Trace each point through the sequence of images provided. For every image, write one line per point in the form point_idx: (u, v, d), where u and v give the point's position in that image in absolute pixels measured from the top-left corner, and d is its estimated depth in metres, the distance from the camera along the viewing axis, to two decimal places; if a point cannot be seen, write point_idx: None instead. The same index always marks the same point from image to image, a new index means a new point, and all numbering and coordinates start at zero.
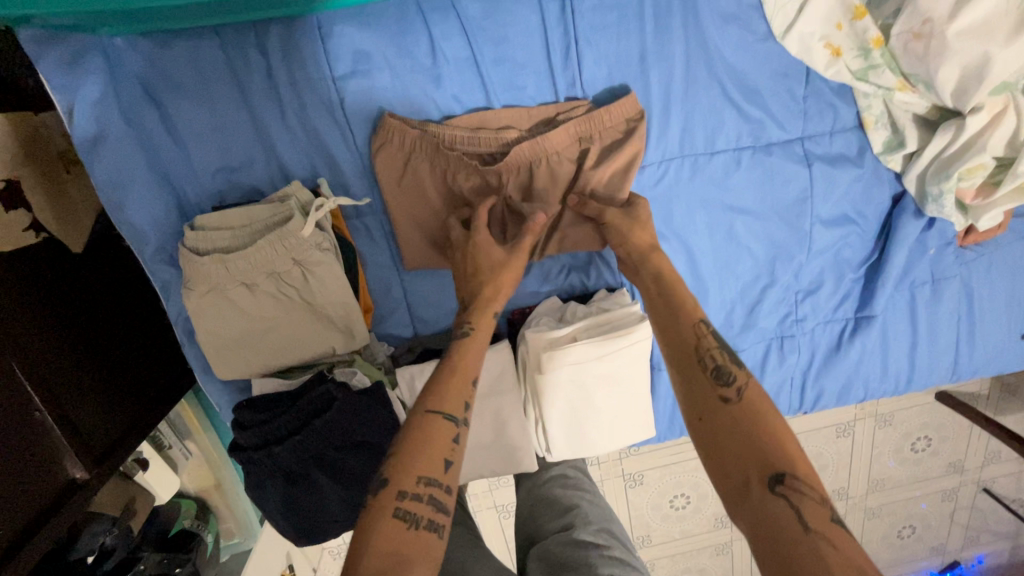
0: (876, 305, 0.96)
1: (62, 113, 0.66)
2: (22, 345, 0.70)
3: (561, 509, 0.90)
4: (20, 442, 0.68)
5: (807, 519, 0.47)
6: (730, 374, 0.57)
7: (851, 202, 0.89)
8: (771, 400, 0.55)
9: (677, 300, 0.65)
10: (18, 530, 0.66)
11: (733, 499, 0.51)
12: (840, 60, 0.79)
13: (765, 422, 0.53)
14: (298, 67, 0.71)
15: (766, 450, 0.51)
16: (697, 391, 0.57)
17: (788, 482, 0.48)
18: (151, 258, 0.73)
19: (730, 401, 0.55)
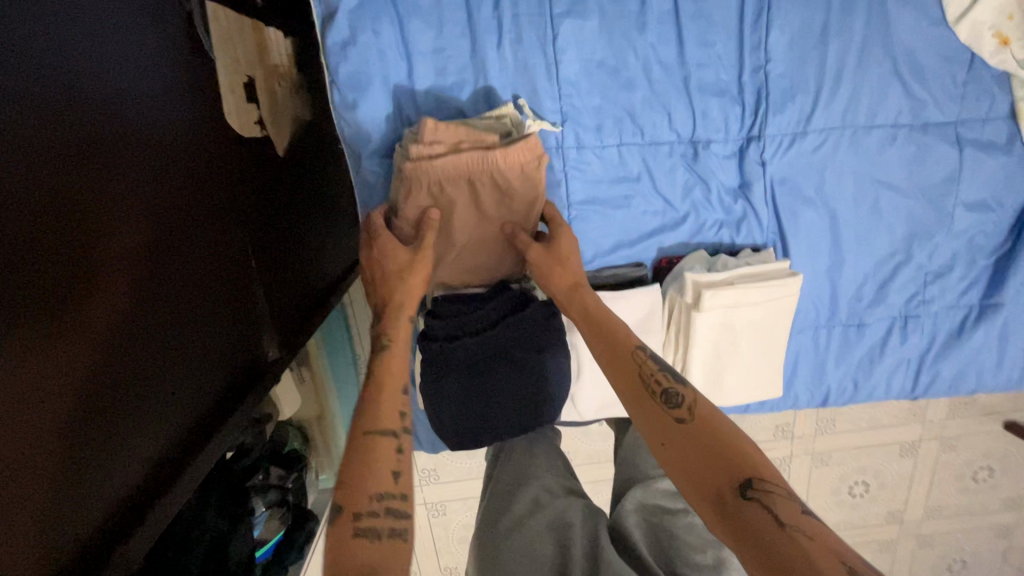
0: (1004, 293, 0.99)
1: (323, 16, 0.74)
2: (241, 226, 0.77)
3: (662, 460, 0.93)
4: (236, 314, 0.75)
5: (782, 515, 0.53)
6: (679, 397, 0.66)
7: (993, 189, 0.94)
8: (721, 414, 0.63)
9: (611, 331, 0.72)
10: (227, 392, 0.74)
11: (714, 508, 0.57)
12: (1006, 49, 0.85)
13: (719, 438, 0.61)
14: (523, 3, 0.79)
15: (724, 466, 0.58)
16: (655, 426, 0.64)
17: (757, 486, 0.55)
18: (366, 159, 0.80)
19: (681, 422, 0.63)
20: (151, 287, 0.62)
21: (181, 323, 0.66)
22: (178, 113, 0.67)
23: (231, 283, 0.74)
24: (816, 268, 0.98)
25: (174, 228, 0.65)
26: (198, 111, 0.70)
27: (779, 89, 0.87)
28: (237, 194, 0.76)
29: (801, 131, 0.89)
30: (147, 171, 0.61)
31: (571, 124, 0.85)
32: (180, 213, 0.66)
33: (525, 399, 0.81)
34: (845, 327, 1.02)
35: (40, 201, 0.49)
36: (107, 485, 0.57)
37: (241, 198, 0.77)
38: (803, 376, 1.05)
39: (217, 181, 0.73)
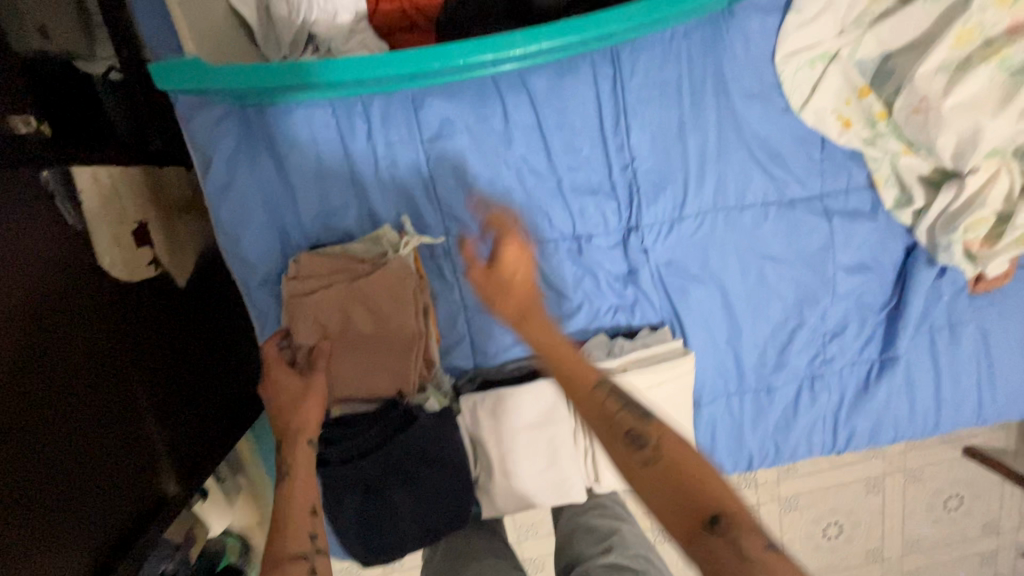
0: (897, 347, 1.03)
1: (201, 165, 0.81)
2: (137, 366, 0.78)
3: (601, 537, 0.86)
4: (130, 459, 0.75)
5: (747, 549, 0.56)
6: (642, 435, 0.66)
7: (869, 252, 0.99)
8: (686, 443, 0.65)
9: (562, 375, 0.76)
10: (121, 541, 0.73)
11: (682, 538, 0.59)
12: (850, 130, 0.92)
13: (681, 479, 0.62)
14: (394, 132, 0.85)
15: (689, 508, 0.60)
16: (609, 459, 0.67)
17: (720, 522, 0.58)
18: (256, 289, 0.85)
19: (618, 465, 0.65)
20: (25, 458, 0.61)
21: (65, 481, 0.66)
22: (58, 272, 0.69)
23: (123, 429, 0.74)
24: (716, 341, 1.01)
25: (58, 385, 0.67)
26: (77, 267, 0.72)
27: (650, 181, 0.92)
28: (128, 337, 0.78)
29: (677, 218, 0.95)
30: (18, 342, 0.62)
31: (456, 233, 0.89)
32: (67, 369, 0.68)
33: (431, 512, 0.81)
34: (755, 392, 1.05)
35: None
36: None
37: (133, 340, 0.79)
38: (724, 443, 1.07)
39: (103, 330, 0.74)
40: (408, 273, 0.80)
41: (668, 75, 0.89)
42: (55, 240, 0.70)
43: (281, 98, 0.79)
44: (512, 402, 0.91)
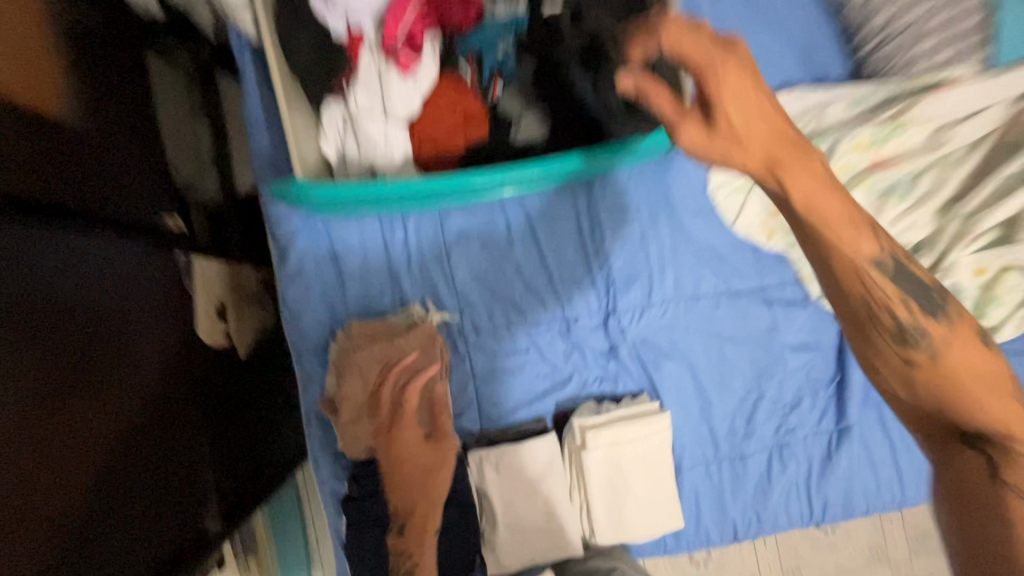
0: (849, 416, 1.18)
1: (279, 260, 1.05)
2: (203, 413, 0.97)
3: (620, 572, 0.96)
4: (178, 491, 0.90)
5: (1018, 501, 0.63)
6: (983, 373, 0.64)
7: (808, 334, 1.20)
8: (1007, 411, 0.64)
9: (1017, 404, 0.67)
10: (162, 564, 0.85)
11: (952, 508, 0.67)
12: (773, 238, 1.19)
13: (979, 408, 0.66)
14: (424, 237, 1.12)
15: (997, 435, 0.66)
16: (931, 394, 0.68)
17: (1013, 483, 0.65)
18: (308, 356, 1.04)
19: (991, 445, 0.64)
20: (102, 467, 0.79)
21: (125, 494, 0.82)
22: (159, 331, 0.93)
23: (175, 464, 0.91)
24: (690, 410, 1.17)
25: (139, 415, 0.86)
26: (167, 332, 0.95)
27: (622, 275, 1.17)
28: (195, 388, 0.97)
29: (646, 305, 1.17)
30: (116, 376, 0.84)
31: (468, 315, 1.12)
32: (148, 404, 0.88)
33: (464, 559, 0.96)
34: (731, 460, 1.18)
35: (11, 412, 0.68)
36: None
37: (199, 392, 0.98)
38: (708, 510, 1.17)
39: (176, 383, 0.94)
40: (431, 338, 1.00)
41: (630, 197, 1.17)
42: (155, 309, 0.94)
43: (340, 212, 1.06)
44: (514, 458, 1.05)
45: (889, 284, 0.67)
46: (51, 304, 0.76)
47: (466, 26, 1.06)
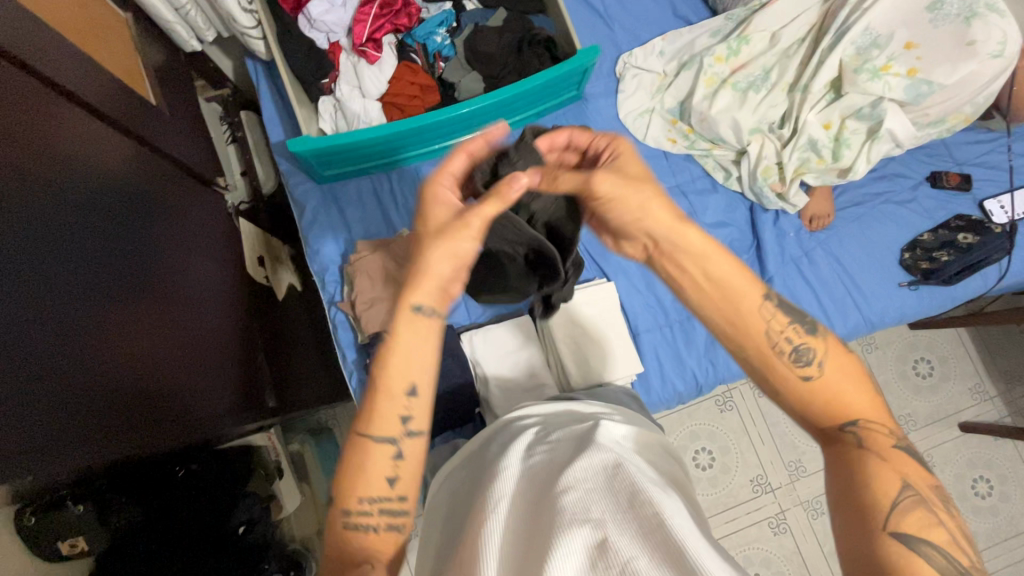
0: (769, 270, 1.43)
1: (298, 213, 1.40)
2: (259, 323, 1.32)
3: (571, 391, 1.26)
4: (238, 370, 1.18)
5: (866, 443, 0.61)
6: (808, 353, 0.66)
7: (723, 214, 1.48)
8: (842, 383, 0.65)
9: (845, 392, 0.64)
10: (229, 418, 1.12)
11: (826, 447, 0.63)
12: (677, 144, 1.48)
13: (849, 381, 0.64)
14: (403, 182, 1.44)
15: (856, 399, 0.64)
16: (794, 384, 0.66)
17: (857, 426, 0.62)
18: (327, 279, 1.35)
19: (813, 381, 0.65)
20: (217, 324, 1.15)
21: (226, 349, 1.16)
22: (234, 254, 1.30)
23: (235, 351, 1.19)
24: (638, 288, 1.43)
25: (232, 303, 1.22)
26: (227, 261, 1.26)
27: None
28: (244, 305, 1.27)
29: None
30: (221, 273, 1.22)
31: None
32: (235, 299, 1.25)
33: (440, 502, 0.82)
34: (680, 323, 1.42)
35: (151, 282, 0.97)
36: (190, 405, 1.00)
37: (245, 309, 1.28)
38: (671, 367, 1.40)
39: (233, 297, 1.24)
40: (415, 243, 1.30)
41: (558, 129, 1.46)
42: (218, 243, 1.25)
43: (337, 169, 1.38)
44: (495, 335, 1.31)
45: (784, 309, 0.68)
46: (190, 213, 1.16)
47: (413, 24, 1.40)
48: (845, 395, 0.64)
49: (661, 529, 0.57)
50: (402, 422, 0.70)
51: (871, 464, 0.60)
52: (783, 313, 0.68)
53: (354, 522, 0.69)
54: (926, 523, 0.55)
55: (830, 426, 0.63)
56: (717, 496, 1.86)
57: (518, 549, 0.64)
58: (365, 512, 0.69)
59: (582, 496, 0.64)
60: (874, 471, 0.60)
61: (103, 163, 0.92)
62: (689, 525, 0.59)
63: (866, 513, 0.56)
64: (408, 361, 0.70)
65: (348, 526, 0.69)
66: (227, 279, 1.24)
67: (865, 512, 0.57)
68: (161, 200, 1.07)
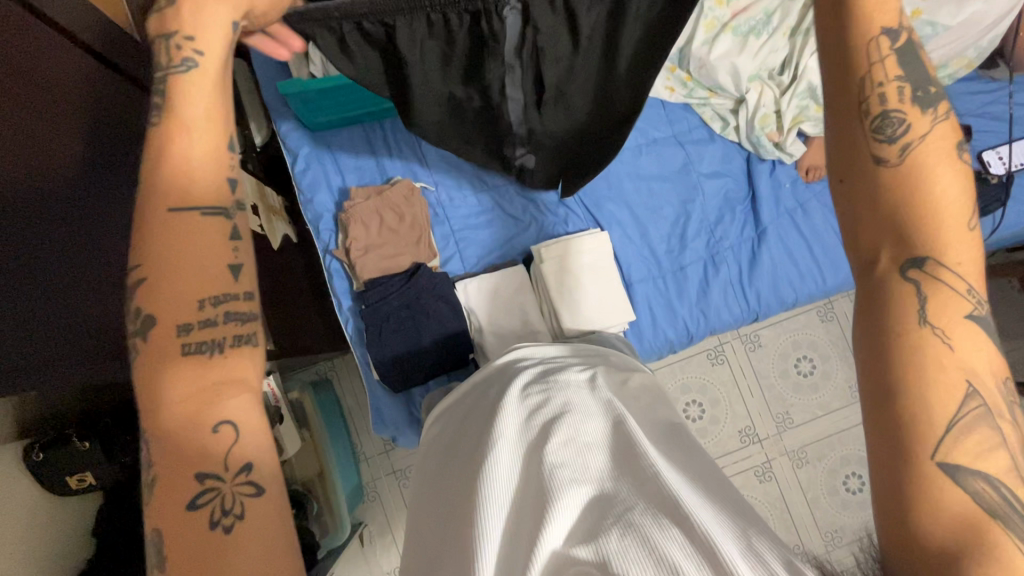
0: (764, 222, 1.44)
1: (291, 161, 1.38)
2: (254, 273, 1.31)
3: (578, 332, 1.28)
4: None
5: (931, 303, 0.52)
6: (899, 121, 0.57)
7: (719, 164, 1.47)
8: (938, 172, 0.55)
9: (931, 205, 0.54)
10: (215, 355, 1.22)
11: (867, 294, 0.56)
12: (675, 92, 1.46)
13: (921, 187, 0.54)
14: (397, 130, 1.42)
15: (938, 247, 0.53)
16: (855, 192, 0.57)
17: (926, 266, 0.53)
18: (322, 227, 1.34)
19: (889, 164, 0.55)
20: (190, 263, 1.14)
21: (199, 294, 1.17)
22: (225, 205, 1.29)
23: None
24: (631, 236, 1.44)
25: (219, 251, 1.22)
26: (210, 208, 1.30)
27: None
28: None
29: None
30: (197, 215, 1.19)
31: (441, 188, 1.40)
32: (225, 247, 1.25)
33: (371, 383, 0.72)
34: (674, 272, 1.43)
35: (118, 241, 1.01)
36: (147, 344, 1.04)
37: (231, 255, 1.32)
38: (663, 315, 1.41)
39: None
40: (409, 191, 1.30)
41: None
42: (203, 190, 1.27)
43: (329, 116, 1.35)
44: (490, 284, 1.33)
45: (895, 55, 0.59)
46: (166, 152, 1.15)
47: None
48: (929, 211, 0.54)
49: (657, 479, 0.60)
50: (229, 188, 0.57)
51: (932, 342, 0.52)
52: (895, 64, 0.58)
53: (193, 340, 0.50)
54: (984, 448, 0.50)
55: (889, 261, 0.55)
56: (705, 446, 1.92)
57: (529, 495, 0.65)
58: (212, 322, 0.51)
59: (580, 452, 0.67)
60: (931, 356, 0.52)
61: (74, 121, 0.92)
62: (682, 479, 0.62)
63: (901, 431, 0.51)
64: (206, 87, 0.57)
65: (177, 331, 0.50)
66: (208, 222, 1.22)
67: (911, 428, 0.50)
68: (135, 159, 1.09)
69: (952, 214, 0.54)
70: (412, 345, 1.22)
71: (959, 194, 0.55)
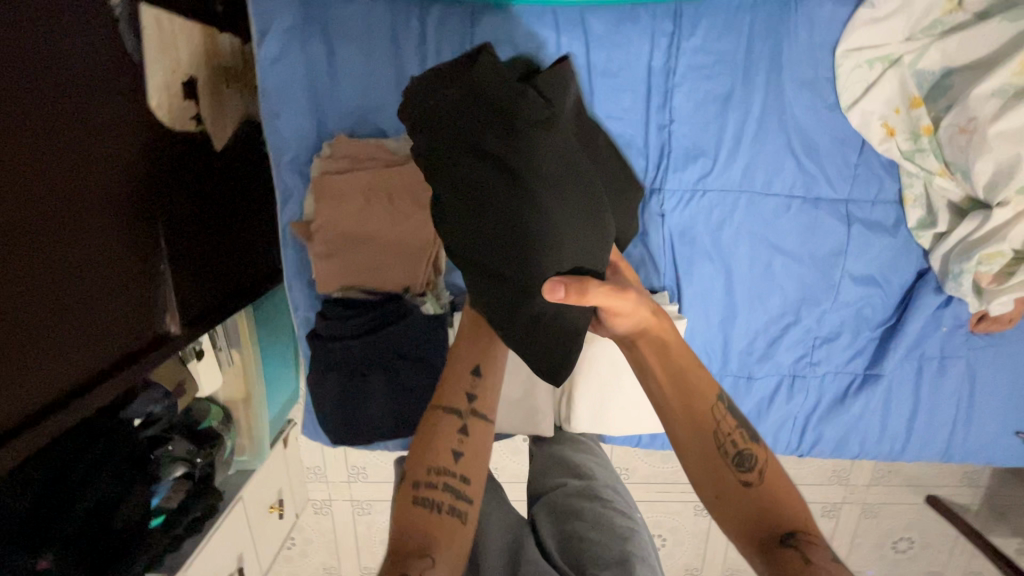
0: (884, 365, 1.05)
1: (256, 31, 0.82)
2: (174, 223, 0.86)
3: (571, 469, 1.02)
4: (144, 302, 0.81)
5: (814, 556, 0.56)
6: (751, 457, 0.65)
7: (880, 267, 1.00)
8: (783, 473, 0.65)
9: (779, 498, 0.62)
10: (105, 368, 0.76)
11: (755, 550, 0.60)
12: (891, 139, 0.91)
13: (779, 495, 0.62)
14: (445, 40, 0.86)
15: (785, 517, 0.60)
16: (731, 497, 0.63)
17: (797, 537, 0.58)
18: (286, 166, 0.86)
19: (751, 482, 0.63)
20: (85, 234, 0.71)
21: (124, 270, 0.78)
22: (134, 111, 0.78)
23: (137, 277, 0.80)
24: (710, 316, 1.04)
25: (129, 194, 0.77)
26: (130, 123, 0.77)
27: (681, 148, 0.94)
28: (147, 201, 0.80)
29: (698, 190, 0.96)
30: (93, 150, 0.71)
31: None
32: (143, 188, 0.80)
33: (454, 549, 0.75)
34: (735, 377, 1.08)
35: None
36: (68, 368, 0.70)
37: (156, 202, 0.82)
38: None
39: (124, 186, 0.77)
40: (427, 175, 0.80)
41: (725, 47, 0.88)
42: (96, 90, 0.71)
43: None
44: None
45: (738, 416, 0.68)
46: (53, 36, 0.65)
47: None
48: (775, 494, 0.62)
49: None
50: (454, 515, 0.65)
51: None
52: (734, 416, 0.68)
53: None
54: None
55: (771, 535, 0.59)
56: (661, 471, 1.81)
57: None
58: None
59: None
60: None
61: None
62: None
63: None
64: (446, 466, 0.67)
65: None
66: (120, 152, 0.76)
67: None
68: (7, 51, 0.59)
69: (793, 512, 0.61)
70: (356, 406, 0.84)
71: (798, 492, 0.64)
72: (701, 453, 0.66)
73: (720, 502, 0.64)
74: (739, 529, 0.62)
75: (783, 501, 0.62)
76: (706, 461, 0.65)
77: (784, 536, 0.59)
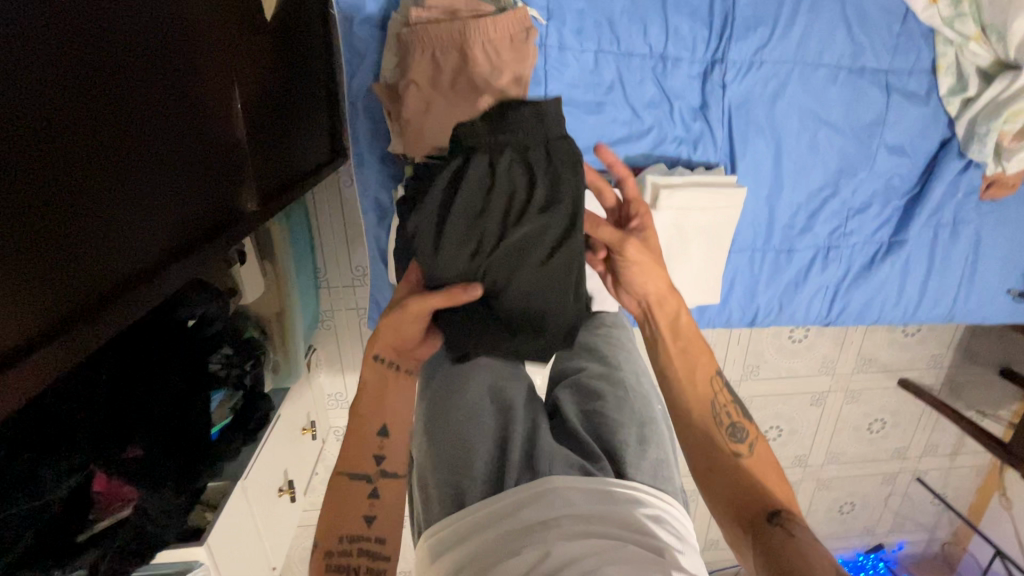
0: (909, 231, 1.15)
1: None
2: (250, 92, 0.82)
3: (594, 352, 0.90)
4: (226, 170, 0.77)
5: (796, 531, 0.61)
6: (743, 433, 0.72)
7: (911, 136, 1.08)
8: (772, 458, 0.70)
9: (767, 480, 0.68)
10: (189, 241, 0.71)
11: (740, 521, 0.64)
12: (935, 6, 0.98)
13: (763, 479, 0.67)
14: None
15: (770, 493, 0.65)
16: (720, 458, 0.69)
17: (781, 516, 0.62)
18: (359, 24, 0.84)
19: (742, 456, 0.69)
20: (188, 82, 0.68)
21: (214, 131, 0.74)
22: None
23: (223, 141, 0.76)
24: (758, 191, 1.09)
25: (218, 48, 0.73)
26: None
27: (743, 16, 0.96)
28: (224, 54, 0.75)
29: (756, 61, 0.99)
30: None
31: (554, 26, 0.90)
32: (228, 47, 0.76)
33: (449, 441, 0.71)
34: (777, 252, 1.15)
35: (24, 38, 0.46)
36: (170, 225, 0.67)
37: (217, 62, 0.74)
38: (737, 292, 1.16)
39: (189, 35, 0.67)
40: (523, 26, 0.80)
41: None
42: None
43: None
44: None
45: (733, 407, 0.75)
46: None
47: None
48: (758, 469, 0.68)
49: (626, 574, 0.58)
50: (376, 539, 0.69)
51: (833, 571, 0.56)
52: (727, 393, 0.76)
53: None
54: None
55: (757, 511, 0.63)
56: None
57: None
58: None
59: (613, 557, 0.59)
60: (809, 548, 0.58)
61: None
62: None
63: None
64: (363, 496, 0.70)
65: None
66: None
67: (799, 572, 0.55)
68: None
69: (777, 496, 0.66)
70: None
71: (784, 484, 0.69)
72: (694, 427, 0.73)
73: (710, 474, 0.69)
74: (727, 498, 0.66)
75: (768, 480, 0.67)
76: (702, 434, 0.71)
77: (771, 514, 0.63)
